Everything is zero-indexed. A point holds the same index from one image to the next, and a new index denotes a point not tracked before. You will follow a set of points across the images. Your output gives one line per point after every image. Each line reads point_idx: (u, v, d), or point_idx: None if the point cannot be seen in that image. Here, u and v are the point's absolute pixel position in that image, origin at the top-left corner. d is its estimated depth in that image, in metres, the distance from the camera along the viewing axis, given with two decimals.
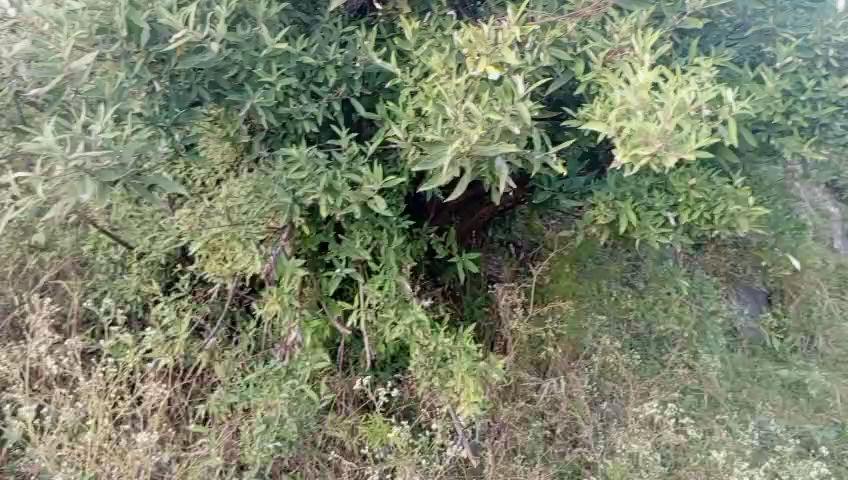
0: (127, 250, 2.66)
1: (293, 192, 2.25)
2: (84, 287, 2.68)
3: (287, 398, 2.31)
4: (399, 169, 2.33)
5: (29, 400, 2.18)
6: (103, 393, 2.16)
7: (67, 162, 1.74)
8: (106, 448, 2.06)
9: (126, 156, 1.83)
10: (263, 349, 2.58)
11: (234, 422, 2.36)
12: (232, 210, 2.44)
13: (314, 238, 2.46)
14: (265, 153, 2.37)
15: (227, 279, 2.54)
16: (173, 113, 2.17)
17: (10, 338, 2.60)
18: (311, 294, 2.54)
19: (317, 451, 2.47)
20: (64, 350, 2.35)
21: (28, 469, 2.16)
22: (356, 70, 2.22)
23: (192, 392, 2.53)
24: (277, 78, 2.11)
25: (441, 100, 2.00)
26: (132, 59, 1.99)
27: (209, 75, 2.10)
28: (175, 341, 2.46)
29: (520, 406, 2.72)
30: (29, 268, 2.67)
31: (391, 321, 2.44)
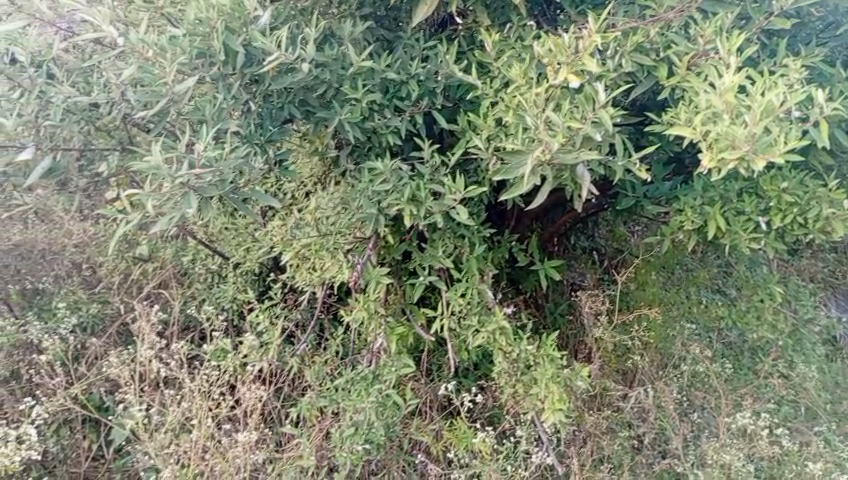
0: (223, 261, 2.82)
1: (378, 203, 2.33)
2: (184, 296, 2.83)
3: (376, 402, 2.39)
4: (480, 179, 2.38)
5: (139, 401, 2.32)
6: (206, 394, 2.30)
7: (173, 179, 1.87)
8: (208, 446, 2.20)
9: (225, 172, 1.98)
10: (351, 355, 2.66)
11: (325, 425, 2.45)
12: (320, 222, 2.58)
13: (398, 247, 2.53)
14: (352, 167, 2.47)
15: (316, 287, 2.65)
16: (267, 130, 2.28)
17: (117, 343, 2.78)
18: (396, 301, 2.62)
19: (403, 455, 2.53)
20: (169, 355, 2.51)
21: (139, 464, 2.32)
22: (438, 83, 2.28)
23: (284, 396, 2.64)
24: (363, 94, 2.20)
25: (522, 110, 2.03)
26: (229, 80, 2.11)
27: (299, 93, 2.21)
28: (269, 346, 2.60)
29: (606, 414, 2.69)
30: (134, 278, 2.85)
31: (474, 329, 2.47)
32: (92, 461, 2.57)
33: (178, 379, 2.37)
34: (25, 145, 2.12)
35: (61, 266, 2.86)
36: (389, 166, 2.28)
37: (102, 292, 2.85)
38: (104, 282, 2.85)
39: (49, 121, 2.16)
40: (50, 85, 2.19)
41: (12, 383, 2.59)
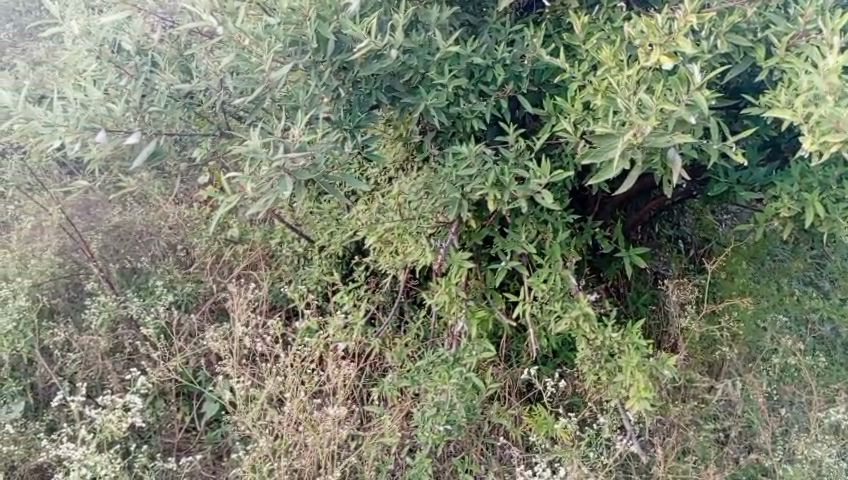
0: (309, 244, 2.91)
1: (462, 187, 2.33)
2: (272, 276, 2.94)
3: (457, 384, 2.41)
4: (565, 163, 2.36)
5: (238, 372, 2.47)
6: (300, 368, 2.46)
7: (271, 162, 1.97)
8: (300, 420, 2.32)
9: (317, 157, 2.04)
10: (431, 338, 2.71)
11: (405, 406, 2.51)
12: (403, 206, 2.60)
13: (480, 232, 2.54)
14: (436, 151, 2.50)
15: (398, 270, 2.70)
16: (356, 116, 2.32)
17: (210, 320, 2.91)
18: (476, 286, 2.63)
19: (482, 438, 2.55)
20: (266, 331, 2.65)
21: (238, 433, 2.49)
22: (524, 67, 2.27)
23: (367, 375, 2.68)
24: (450, 79, 2.21)
25: (612, 93, 2.00)
26: (319, 68, 2.18)
27: (386, 79, 2.25)
28: (353, 327, 2.68)
29: (691, 406, 2.63)
30: (225, 259, 2.98)
31: (556, 314, 2.46)
32: (184, 433, 2.67)
33: (273, 353, 2.53)
34: (131, 130, 2.23)
35: (157, 247, 3.01)
36: (474, 151, 2.28)
37: (196, 271, 2.99)
38: (197, 263, 2.99)
39: (154, 106, 2.27)
40: (153, 72, 2.31)
41: (116, 355, 2.75)
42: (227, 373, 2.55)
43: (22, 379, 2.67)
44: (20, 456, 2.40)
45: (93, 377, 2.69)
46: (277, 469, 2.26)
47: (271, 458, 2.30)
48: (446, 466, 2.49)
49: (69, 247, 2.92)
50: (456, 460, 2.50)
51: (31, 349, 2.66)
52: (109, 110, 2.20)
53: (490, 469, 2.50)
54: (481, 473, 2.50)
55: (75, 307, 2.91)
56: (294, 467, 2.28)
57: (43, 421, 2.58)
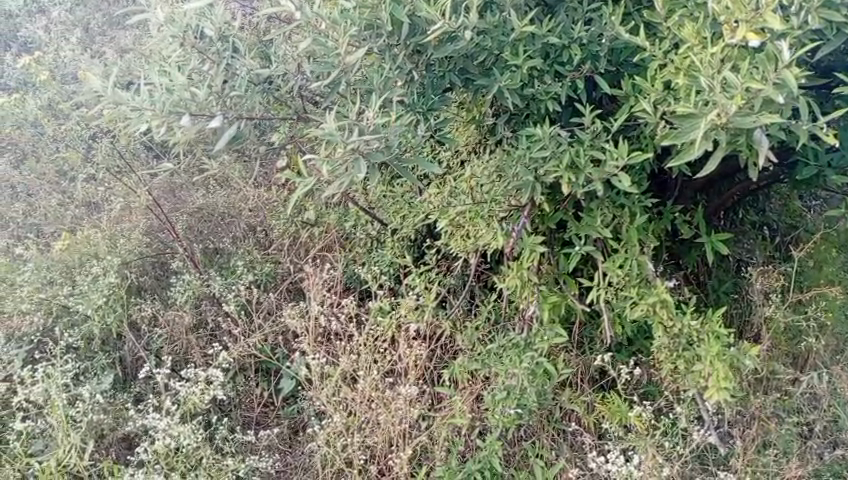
0: (382, 227, 2.94)
1: (535, 170, 2.30)
2: (346, 258, 2.99)
3: (528, 369, 2.39)
4: (643, 145, 2.30)
5: (314, 350, 2.58)
6: (373, 347, 2.55)
7: (346, 144, 2.01)
8: (373, 397, 2.40)
9: (391, 139, 2.08)
10: (502, 321, 2.70)
11: (475, 389, 2.52)
12: (476, 190, 2.60)
13: (553, 216, 2.50)
14: (509, 133, 2.47)
15: (470, 254, 2.69)
16: (430, 99, 2.33)
17: (287, 299, 2.99)
18: (548, 271, 2.59)
19: (553, 424, 2.54)
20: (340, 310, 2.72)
21: (314, 408, 2.59)
22: (602, 47, 2.21)
23: (437, 357, 2.70)
24: (524, 60, 2.18)
25: (694, 71, 1.92)
26: (394, 51, 2.19)
27: (460, 62, 2.24)
28: (424, 308, 2.69)
29: (773, 398, 2.53)
30: (301, 240, 3.05)
31: (632, 301, 2.41)
32: (262, 408, 2.76)
33: (348, 332, 2.61)
34: (214, 115, 2.29)
35: (238, 228, 3.13)
36: (548, 132, 2.24)
37: (274, 253, 3.08)
38: (276, 244, 3.08)
39: (235, 91, 2.33)
40: (234, 57, 2.38)
41: (200, 331, 2.87)
42: (304, 350, 2.65)
43: (112, 352, 2.83)
44: (110, 425, 2.54)
45: (178, 351, 2.82)
46: (350, 444, 2.35)
47: (344, 434, 2.39)
48: (516, 450, 2.49)
49: (155, 227, 3.10)
50: (527, 444, 2.49)
51: (120, 324, 2.82)
52: (193, 95, 2.28)
53: (561, 455, 2.48)
54: (552, 458, 2.49)
55: (162, 284, 3.06)
56: (367, 443, 2.38)
57: (130, 392, 2.72)
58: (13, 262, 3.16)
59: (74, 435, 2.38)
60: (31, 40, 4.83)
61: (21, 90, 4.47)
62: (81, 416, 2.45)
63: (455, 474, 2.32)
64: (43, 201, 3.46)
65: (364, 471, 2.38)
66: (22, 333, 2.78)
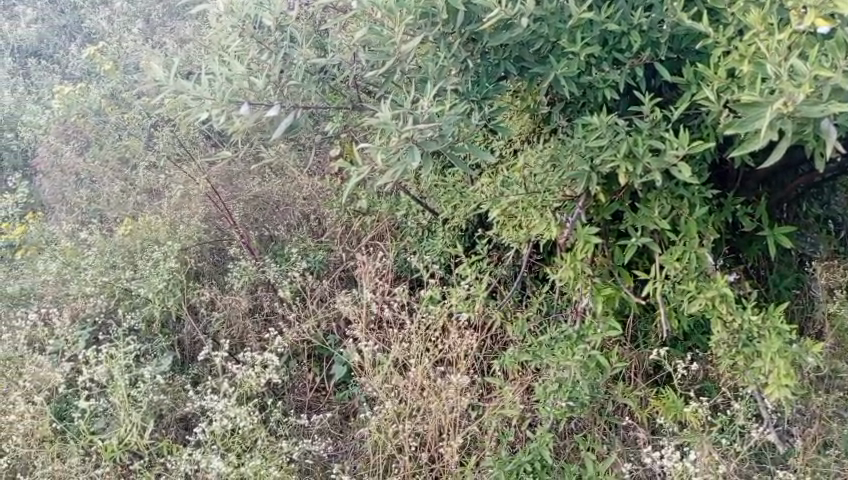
0: (434, 217, 2.94)
1: (591, 160, 2.26)
2: (398, 247, 3.00)
3: (580, 362, 2.34)
4: (705, 135, 2.24)
5: (366, 337, 2.62)
6: (424, 336, 2.58)
7: (400, 133, 2.01)
8: (425, 386, 2.44)
9: (445, 128, 2.08)
10: (554, 312, 2.68)
11: (525, 380, 2.52)
12: (529, 180, 2.55)
13: (608, 207, 2.44)
14: (564, 122, 2.42)
15: (521, 244, 2.66)
16: (484, 88, 2.31)
17: (339, 287, 3.02)
18: (603, 263, 2.55)
19: (605, 418, 2.51)
20: (392, 298, 2.75)
21: (365, 394, 2.63)
22: (662, 33, 2.14)
23: (487, 347, 2.71)
24: (581, 48, 2.13)
25: (760, 58, 1.85)
26: (448, 40, 2.18)
27: (515, 49, 2.21)
28: (475, 298, 2.66)
29: (836, 398, 2.44)
30: (353, 229, 3.08)
31: (690, 295, 2.35)
32: (315, 392, 2.81)
33: (400, 320, 2.65)
34: (271, 104, 2.34)
35: (293, 216, 3.21)
36: (604, 121, 2.19)
37: (327, 241, 3.13)
38: (329, 232, 3.13)
39: (292, 80, 2.38)
40: (292, 46, 2.41)
41: (255, 315, 2.93)
42: (357, 336, 2.69)
43: (171, 335, 2.92)
44: (168, 405, 2.62)
45: (234, 335, 2.89)
46: (402, 431, 2.40)
47: (396, 421, 2.43)
48: (567, 443, 2.48)
49: (213, 214, 3.19)
50: (578, 437, 2.47)
51: (180, 307, 2.91)
52: (251, 84, 2.35)
53: (613, 449, 2.46)
54: (603, 452, 2.46)
55: (219, 270, 3.15)
56: (417, 431, 2.42)
57: (189, 374, 2.80)
58: (79, 246, 3.30)
59: (135, 414, 2.47)
60: (96, 32, 4.99)
61: (87, 79, 4.64)
62: (142, 396, 2.54)
63: (505, 464, 2.30)
64: (107, 188, 3.60)
65: (415, 457, 2.42)
66: (86, 314, 2.93)
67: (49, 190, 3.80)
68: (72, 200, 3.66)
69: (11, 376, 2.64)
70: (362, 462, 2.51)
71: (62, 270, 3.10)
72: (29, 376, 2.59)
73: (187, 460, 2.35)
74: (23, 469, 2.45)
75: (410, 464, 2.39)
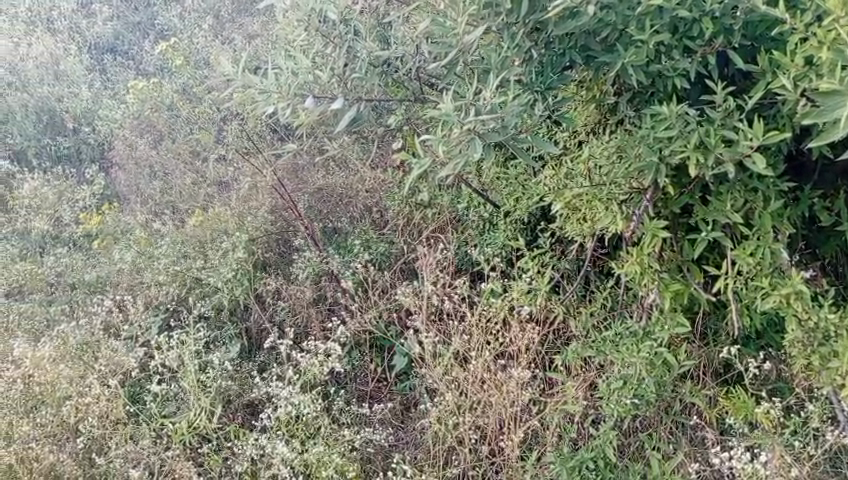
0: (495, 209, 2.91)
1: (659, 151, 2.20)
2: (459, 239, 3.00)
3: (646, 358, 2.30)
4: (781, 125, 2.13)
5: (427, 329, 2.63)
6: (485, 329, 2.56)
7: (462, 125, 2.01)
8: (485, 378, 2.44)
9: (508, 119, 2.05)
10: (618, 308, 2.61)
11: (588, 377, 2.48)
12: (594, 171, 2.49)
13: (677, 200, 2.37)
14: (632, 112, 2.35)
15: (586, 238, 2.61)
16: (547, 78, 2.27)
17: (400, 279, 3.04)
18: (671, 258, 2.46)
19: (672, 417, 2.44)
20: (453, 290, 2.75)
21: (426, 386, 2.64)
22: (736, 20, 2.01)
23: (550, 342, 2.68)
24: (650, 36, 2.05)
25: (840, 45, 1.73)
26: (513, 29, 2.12)
27: (581, 38, 2.15)
28: (537, 292, 2.63)
29: None
30: (415, 222, 3.09)
31: (764, 292, 2.25)
32: (376, 382, 2.84)
33: (460, 312, 2.65)
34: (335, 97, 2.41)
35: (356, 209, 3.25)
36: (674, 111, 2.12)
37: (389, 233, 3.15)
38: (391, 224, 3.15)
39: (355, 74, 2.40)
40: (356, 40, 2.41)
41: (319, 306, 2.99)
42: (419, 328, 2.70)
43: (239, 323, 3.01)
44: (236, 391, 2.70)
45: (299, 324, 2.95)
46: (462, 423, 2.40)
47: (456, 413, 2.44)
48: (631, 441, 2.43)
49: (279, 206, 3.28)
50: (643, 435, 2.42)
51: (247, 297, 3.00)
52: (316, 78, 2.41)
53: (680, 449, 2.40)
54: (669, 452, 2.40)
55: (284, 260, 3.21)
56: (478, 424, 2.42)
57: (255, 361, 2.88)
58: (153, 236, 3.45)
59: (204, 400, 2.55)
60: (169, 28, 5.19)
61: (160, 75, 4.82)
62: (211, 381, 2.64)
63: (567, 460, 2.28)
64: (179, 180, 3.74)
65: (475, 450, 2.43)
66: (159, 302, 3.05)
67: (124, 182, 4.02)
68: (145, 192, 3.82)
69: (87, 361, 2.78)
70: (422, 453, 2.52)
71: (136, 259, 3.24)
72: (105, 360, 2.73)
73: (253, 444, 2.41)
74: (98, 450, 2.54)
75: (471, 456, 2.41)
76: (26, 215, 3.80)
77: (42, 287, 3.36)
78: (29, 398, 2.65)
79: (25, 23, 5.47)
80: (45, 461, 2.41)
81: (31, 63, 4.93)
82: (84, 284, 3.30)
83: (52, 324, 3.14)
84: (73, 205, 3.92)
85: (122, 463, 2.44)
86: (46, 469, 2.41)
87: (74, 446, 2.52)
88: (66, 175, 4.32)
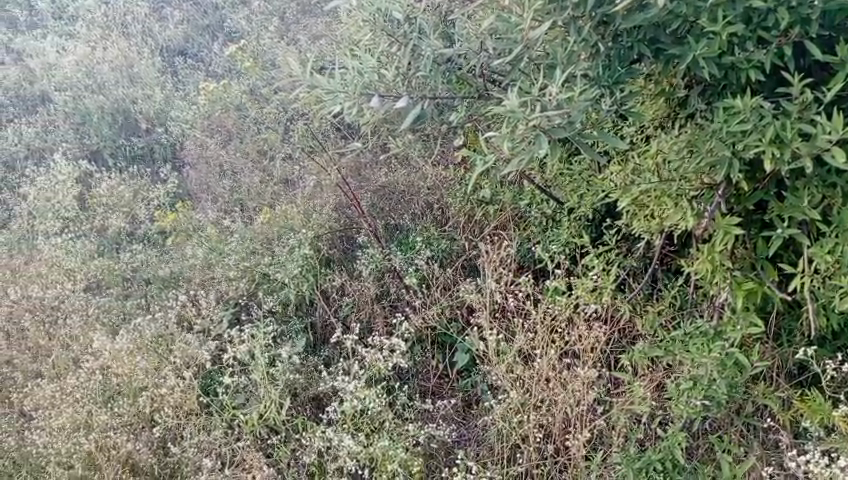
0: (559, 206, 2.88)
1: (732, 146, 2.13)
2: (521, 236, 2.98)
3: (718, 359, 2.23)
4: None
5: (490, 326, 2.63)
6: (549, 326, 2.55)
7: (528, 121, 2.00)
8: (550, 377, 2.43)
9: (575, 115, 2.03)
10: (688, 308, 2.55)
11: (656, 377, 2.43)
12: (662, 167, 2.44)
13: (751, 196, 2.29)
14: (703, 106, 2.28)
15: (654, 235, 2.55)
16: (615, 72, 2.21)
17: (462, 276, 3.04)
18: (743, 256, 2.39)
19: (743, 419, 2.36)
20: (516, 287, 2.74)
21: (489, 383, 2.64)
22: (813, 9, 1.93)
23: (615, 341, 2.64)
24: (723, 27, 1.98)
25: None
26: (579, 23, 2.08)
27: (650, 31, 2.12)
28: (602, 290, 2.60)
29: None
30: (477, 219, 3.08)
31: (843, 292, 2.16)
32: (439, 379, 2.86)
33: (524, 310, 2.64)
34: (400, 95, 2.44)
35: (418, 206, 3.26)
36: (749, 104, 2.05)
37: (451, 230, 3.16)
38: (453, 221, 3.16)
39: (420, 72, 2.43)
40: (420, 38, 2.43)
41: (383, 302, 3.02)
42: (482, 325, 2.71)
43: (305, 317, 3.08)
44: (302, 384, 2.76)
45: (364, 320, 3.00)
46: (527, 421, 2.40)
47: (521, 411, 2.43)
48: (700, 443, 2.37)
49: (343, 203, 3.33)
50: (713, 438, 2.36)
51: (313, 292, 3.07)
52: (381, 76, 2.46)
53: (752, 453, 2.32)
54: (740, 455, 2.33)
55: (348, 257, 3.27)
56: (543, 422, 2.41)
57: (321, 356, 2.94)
58: (223, 233, 3.56)
59: (274, 392, 2.63)
60: (237, 31, 5.34)
61: (228, 76, 4.96)
62: (280, 374, 2.70)
63: (634, 461, 2.24)
64: (247, 179, 3.85)
65: (539, 449, 2.42)
66: (229, 297, 3.15)
67: (195, 180, 4.17)
68: (215, 190, 3.95)
69: (162, 353, 2.89)
70: (485, 450, 2.52)
71: (207, 255, 3.35)
72: (179, 353, 2.82)
73: (320, 437, 2.46)
74: (172, 439, 2.65)
75: (535, 455, 2.40)
76: (104, 214, 4.00)
77: (119, 282, 3.52)
78: (107, 389, 2.80)
79: (102, 28, 5.72)
80: (122, 449, 2.54)
81: (107, 67, 5.16)
82: (158, 279, 3.44)
83: (129, 317, 3.28)
84: (148, 203, 4.09)
85: (195, 453, 2.54)
86: (123, 456, 2.54)
87: (150, 435, 2.64)
88: (141, 175, 4.50)
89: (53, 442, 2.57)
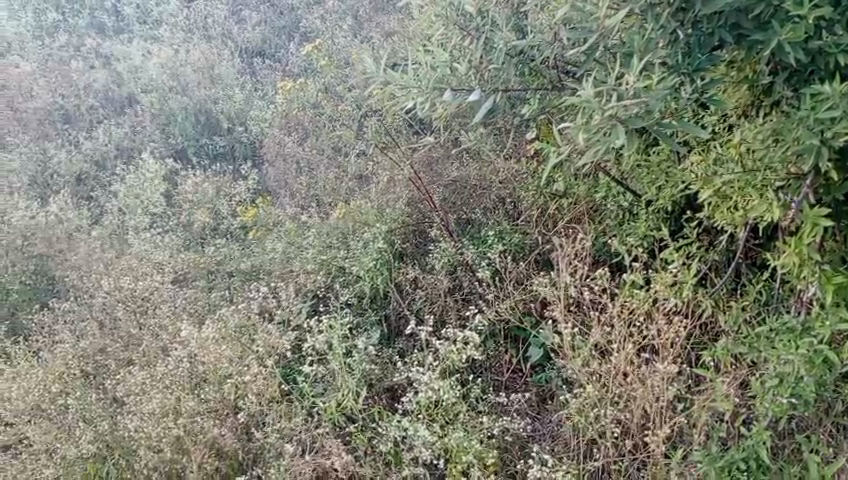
0: (635, 199, 2.81)
1: (820, 133, 2.01)
2: (596, 230, 2.94)
3: (805, 355, 2.12)
4: None
5: (565, 320, 2.61)
6: (626, 321, 2.50)
7: (604, 111, 1.97)
8: (628, 372, 2.39)
9: (653, 104, 1.99)
10: (774, 303, 2.45)
11: (739, 375, 2.33)
12: (746, 156, 2.37)
13: (842, 186, 2.16)
14: (789, 93, 2.17)
15: (737, 228, 2.47)
16: (695, 59, 2.12)
17: (535, 270, 3.03)
18: (834, 248, 2.27)
19: (833, 418, 2.25)
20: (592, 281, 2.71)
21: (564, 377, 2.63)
22: None
23: (696, 337, 2.59)
24: (809, 10, 1.88)
25: None
26: (656, 11, 2.03)
27: (731, 16, 2.03)
28: (682, 285, 2.52)
29: None
30: (550, 212, 3.05)
31: None
32: (512, 372, 2.87)
33: (601, 304, 2.61)
34: (472, 89, 2.42)
35: (490, 200, 3.26)
36: (838, 89, 1.92)
37: (524, 224, 3.14)
38: (525, 215, 3.14)
39: (493, 65, 2.42)
40: (493, 31, 2.44)
41: (456, 295, 3.04)
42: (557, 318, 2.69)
43: (380, 310, 3.14)
44: (378, 375, 2.82)
45: (437, 312, 3.03)
46: (604, 416, 2.36)
47: (598, 405, 2.40)
48: (787, 443, 2.28)
49: (415, 198, 3.34)
50: (800, 438, 2.26)
51: (387, 286, 3.13)
52: (453, 70, 2.47)
53: (843, 453, 2.22)
54: (830, 455, 2.23)
55: (420, 251, 3.31)
56: (620, 417, 2.38)
57: (396, 347, 3.00)
58: (301, 228, 3.68)
59: (350, 381, 2.70)
60: (311, 30, 5.48)
61: (303, 75, 5.10)
62: (356, 364, 2.76)
63: (715, 460, 2.19)
64: (322, 174, 3.96)
65: (616, 445, 2.41)
66: (307, 288, 3.24)
67: (273, 176, 4.35)
68: (293, 186, 4.10)
69: (246, 342, 3.00)
70: (561, 445, 2.54)
71: (286, 249, 3.49)
72: (261, 341, 2.92)
73: (396, 426, 2.51)
74: (254, 425, 2.75)
75: (612, 451, 2.39)
76: (189, 210, 4.19)
77: (204, 274, 3.69)
78: (193, 376, 2.91)
79: (185, 32, 5.98)
80: (209, 434, 2.69)
81: (191, 69, 5.39)
82: (241, 271, 3.60)
83: (213, 307, 3.43)
84: (230, 200, 4.27)
85: (277, 438, 2.63)
86: (209, 440, 2.70)
87: (234, 420, 2.75)
88: (224, 172, 4.71)
89: (144, 425, 2.72)
